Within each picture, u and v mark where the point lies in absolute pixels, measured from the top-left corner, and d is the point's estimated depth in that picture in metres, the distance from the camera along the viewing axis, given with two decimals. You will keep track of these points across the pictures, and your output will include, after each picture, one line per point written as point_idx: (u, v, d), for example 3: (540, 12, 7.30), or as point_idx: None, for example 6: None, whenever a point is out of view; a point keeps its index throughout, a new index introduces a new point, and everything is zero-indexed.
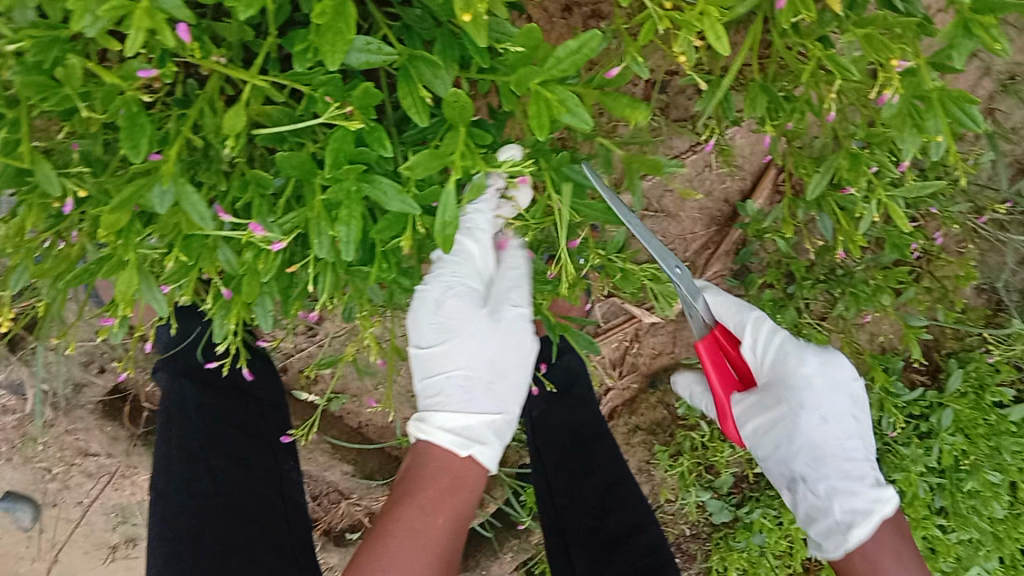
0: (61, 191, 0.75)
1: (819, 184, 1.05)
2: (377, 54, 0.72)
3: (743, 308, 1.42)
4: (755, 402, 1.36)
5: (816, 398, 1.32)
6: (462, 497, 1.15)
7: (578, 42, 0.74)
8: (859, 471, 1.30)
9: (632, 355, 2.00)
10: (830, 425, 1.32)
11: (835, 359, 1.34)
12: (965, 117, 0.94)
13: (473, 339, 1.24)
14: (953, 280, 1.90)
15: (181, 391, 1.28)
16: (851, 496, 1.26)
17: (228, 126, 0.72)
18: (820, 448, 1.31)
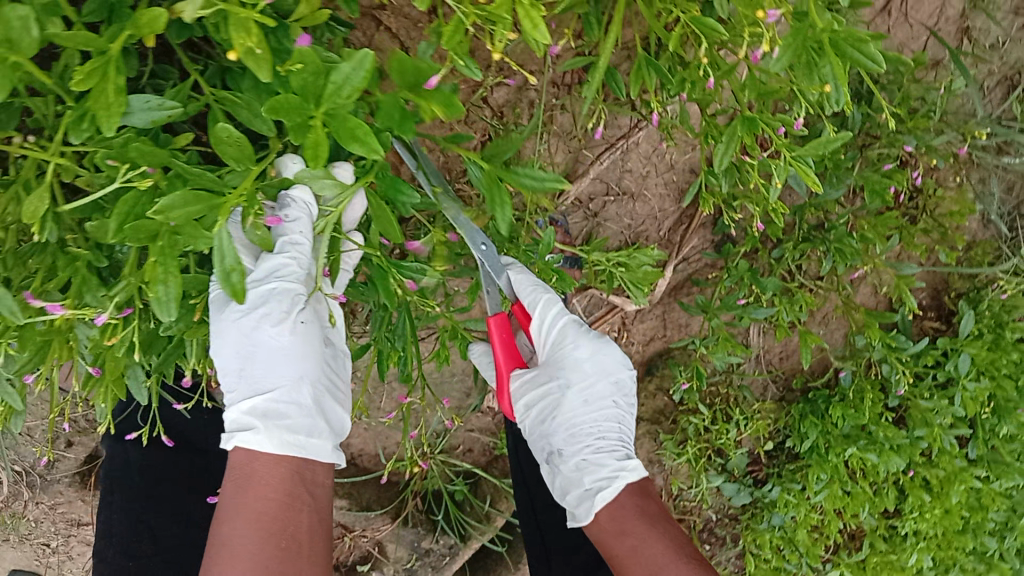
0: None
1: (725, 155, 0.97)
2: (162, 111, 0.70)
3: (540, 287, 1.12)
4: (537, 377, 1.16)
5: (584, 378, 1.16)
6: (261, 493, 0.88)
7: (352, 64, 0.70)
8: (604, 466, 1.14)
9: (622, 346, 1.91)
10: (590, 408, 1.17)
11: (608, 346, 1.18)
12: (859, 60, 0.86)
13: (255, 373, 0.97)
14: (950, 218, 1.78)
15: (124, 453, 1.24)
16: (588, 478, 1.14)
17: (28, 211, 0.69)
18: (575, 431, 1.16)
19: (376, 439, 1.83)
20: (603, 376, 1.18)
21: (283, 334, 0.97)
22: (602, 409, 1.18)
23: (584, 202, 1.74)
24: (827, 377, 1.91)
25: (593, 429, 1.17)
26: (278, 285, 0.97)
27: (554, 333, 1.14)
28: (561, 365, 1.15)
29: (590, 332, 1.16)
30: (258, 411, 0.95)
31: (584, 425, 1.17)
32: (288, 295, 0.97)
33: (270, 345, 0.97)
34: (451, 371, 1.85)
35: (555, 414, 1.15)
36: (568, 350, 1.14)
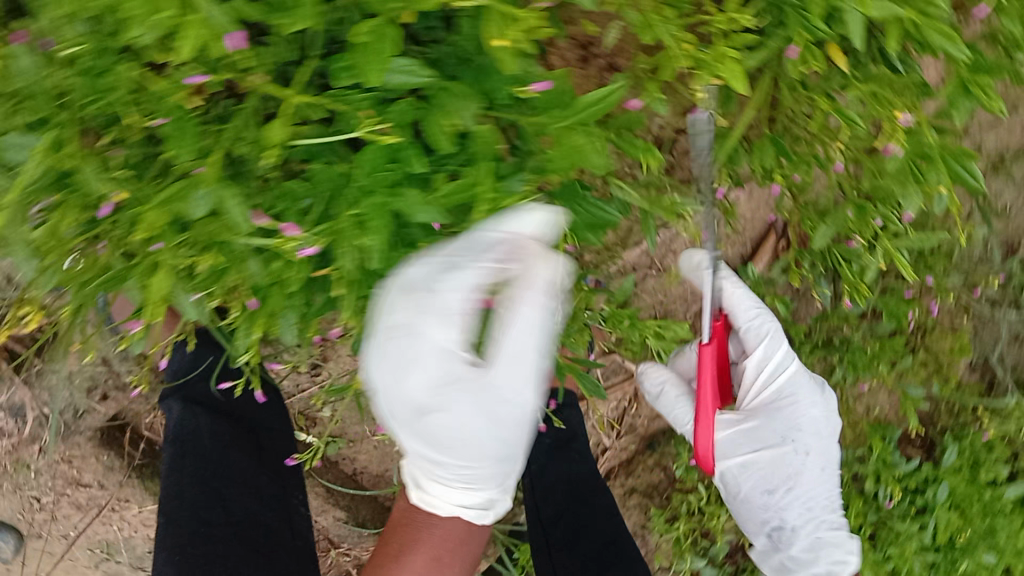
0: (99, 191, 0.77)
1: (826, 235, 1.14)
2: (414, 75, 0.75)
3: (772, 333, 1.37)
4: (738, 437, 1.38)
5: (821, 445, 1.38)
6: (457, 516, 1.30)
7: (602, 91, 0.80)
8: (835, 527, 1.43)
9: (630, 416, 1.98)
10: (821, 478, 1.39)
11: (827, 400, 1.40)
12: (966, 174, 0.99)
13: (483, 402, 1.00)
14: (948, 354, 1.93)
15: (195, 424, 1.39)
16: (838, 546, 1.42)
17: (268, 142, 0.75)
18: (812, 506, 1.40)
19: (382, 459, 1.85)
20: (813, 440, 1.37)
21: (505, 359, 0.99)
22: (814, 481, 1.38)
23: (627, 271, 1.84)
24: None
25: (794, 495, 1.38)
26: (452, 303, 0.97)
27: (784, 381, 1.38)
28: (800, 426, 1.36)
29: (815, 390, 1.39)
30: (451, 463, 1.05)
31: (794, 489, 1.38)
32: (520, 313, 0.98)
33: (498, 380, 1.00)
34: None
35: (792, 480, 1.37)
36: (798, 406, 1.37)
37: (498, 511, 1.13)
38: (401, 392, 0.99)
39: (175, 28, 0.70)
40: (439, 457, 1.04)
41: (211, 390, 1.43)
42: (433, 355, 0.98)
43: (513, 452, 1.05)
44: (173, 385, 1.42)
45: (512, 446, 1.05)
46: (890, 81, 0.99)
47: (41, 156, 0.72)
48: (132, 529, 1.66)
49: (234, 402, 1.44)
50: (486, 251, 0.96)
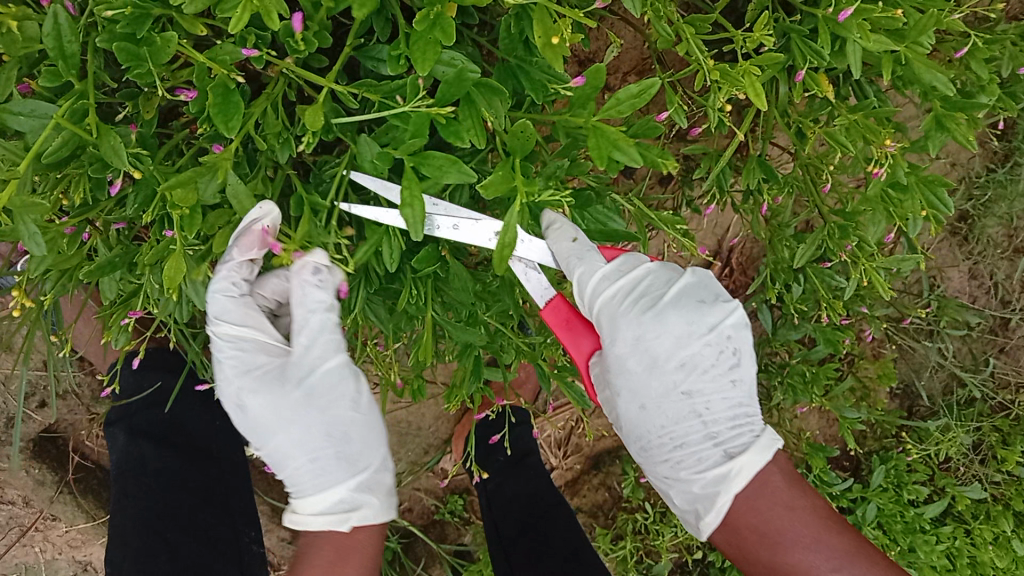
0: (124, 165, 0.70)
1: (806, 254, 1.17)
2: (462, 70, 0.76)
3: (581, 252, 0.95)
4: (599, 381, 0.99)
5: (635, 381, 0.96)
6: (354, 564, 0.95)
7: (639, 86, 0.77)
8: (704, 454, 0.96)
9: (577, 436, 1.99)
10: (656, 410, 0.96)
11: (661, 315, 0.95)
12: (938, 201, 1.05)
13: (287, 396, 0.96)
14: (876, 380, 2.04)
15: (140, 454, 1.23)
16: (696, 480, 0.96)
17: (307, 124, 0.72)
18: (662, 430, 0.97)
19: None
20: (655, 366, 0.95)
21: (312, 348, 0.97)
22: (665, 410, 0.96)
23: None
24: None
25: (665, 439, 0.97)
26: (310, 317, 0.95)
27: (597, 306, 0.96)
28: (605, 367, 0.98)
29: (631, 312, 0.95)
30: (275, 454, 0.97)
31: (653, 436, 0.97)
32: (313, 312, 0.95)
33: (307, 363, 0.97)
34: (415, 424, 1.85)
35: (618, 423, 1.00)
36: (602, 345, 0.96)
37: (366, 514, 0.97)
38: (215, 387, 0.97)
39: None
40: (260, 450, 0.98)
41: (159, 415, 1.26)
42: (242, 355, 0.96)
43: (353, 440, 0.99)
44: (117, 410, 1.26)
45: (350, 432, 0.99)
46: (875, 110, 1.05)
47: (64, 124, 0.67)
48: (57, 550, 1.53)
49: (182, 432, 1.27)
50: (303, 272, 0.92)
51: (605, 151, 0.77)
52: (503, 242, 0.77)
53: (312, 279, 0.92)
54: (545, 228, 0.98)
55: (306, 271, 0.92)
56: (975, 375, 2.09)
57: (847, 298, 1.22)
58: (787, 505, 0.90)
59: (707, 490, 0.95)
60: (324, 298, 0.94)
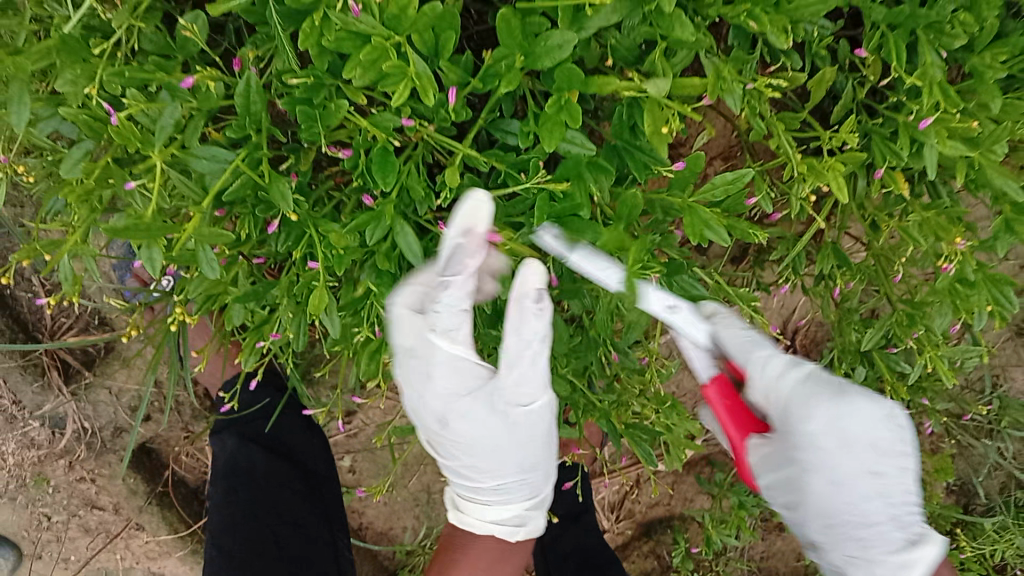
0: (289, 208, 0.82)
1: (873, 339, 1.23)
2: (581, 148, 0.86)
3: (753, 340, 1.07)
4: (768, 458, 1.09)
5: (820, 461, 1.05)
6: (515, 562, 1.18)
7: (734, 175, 0.88)
8: (891, 535, 1.08)
9: (631, 501, 2.03)
10: (843, 490, 1.06)
11: (852, 403, 1.05)
12: (1004, 299, 1.10)
13: (490, 422, 1.11)
14: (932, 473, 2.03)
15: (248, 459, 1.40)
16: (887, 560, 1.09)
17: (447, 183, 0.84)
18: (829, 512, 1.08)
19: (390, 517, 1.81)
20: (847, 445, 1.04)
21: (524, 379, 1.07)
22: (855, 490, 1.06)
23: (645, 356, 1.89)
24: None
25: (857, 520, 1.08)
26: (524, 347, 1.04)
27: (782, 393, 1.07)
28: (792, 446, 1.06)
29: (823, 398, 1.06)
30: (474, 466, 1.16)
31: (842, 514, 1.07)
32: (528, 344, 1.04)
33: (515, 398, 1.10)
34: None
35: (801, 499, 1.09)
36: (795, 428, 1.05)
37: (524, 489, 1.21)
38: (421, 398, 1.10)
39: (391, 75, 0.79)
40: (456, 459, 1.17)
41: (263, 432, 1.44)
42: (457, 368, 1.07)
43: (536, 460, 1.18)
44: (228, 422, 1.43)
45: (534, 451, 1.17)
46: (948, 209, 1.12)
47: (245, 171, 0.80)
48: (136, 559, 1.63)
49: (283, 446, 1.44)
50: (526, 298, 1.00)
51: (697, 228, 0.87)
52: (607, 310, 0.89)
53: (531, 306, 1.00)
54: (710, 317, 1.11)
55: (528, 298, 0.99)
56: None
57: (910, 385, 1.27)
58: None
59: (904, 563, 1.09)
60: (539, 329, 1.03)
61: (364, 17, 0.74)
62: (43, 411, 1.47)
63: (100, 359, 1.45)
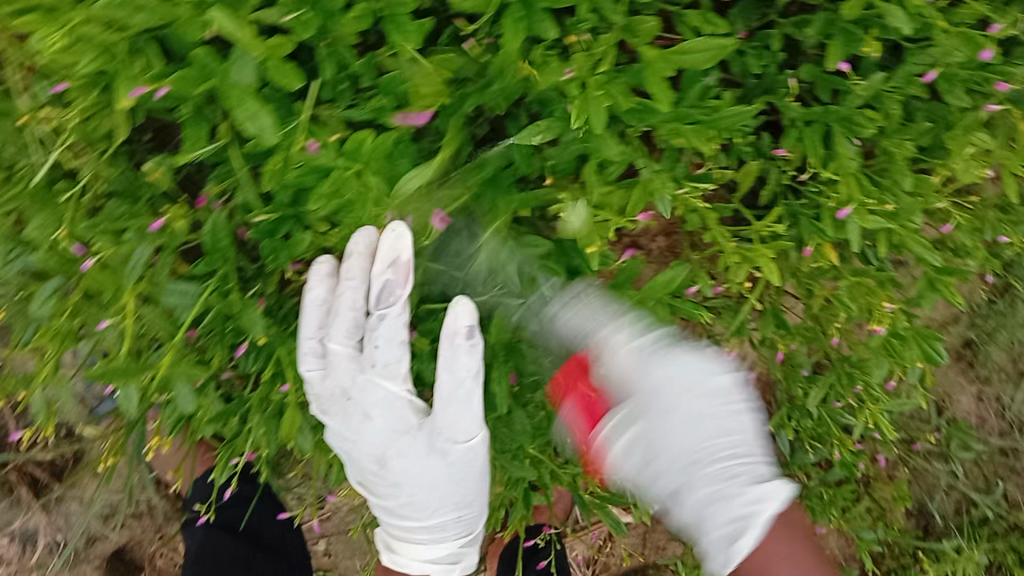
0: (261, 335, 0.88)
1: (818, 396, 1.30)
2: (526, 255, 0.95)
3: (605, 314, 1.05)
4: (621, 426, 1.09)
5: (676, 398, 1.06)
6: None
7: (668, 275, 0.97)
8: (738, 471, 1.05)
9: (605, 554, 2.08)
10: (696, 428, 1.06)
11: (681, 354, 1.08)
12: (934, 352, 1.18)
13: (427, 460, 1.00)
14: (891, 501, 2.08)
15: (219, 547, 1.39)
16: (740, 495, 1.03)
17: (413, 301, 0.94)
18: (690, 460, 1.05)
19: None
20: (691, 390, 1.07)
21: (458, 420, 0.97)
22: (720, 430, 1.07)
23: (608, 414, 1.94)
24: None
25: (720, 456, 1.05)
26: (456, 385, 0.95)
27: (626, 359, 1.07)
28: (647, 395, 1.07)
29: (679, 350, 1.09)
30: (407, 509, 1.04)
31: (693, 449, 1.05)
32: (461, 383, 0.95)
33: (451, 437, 0.98)
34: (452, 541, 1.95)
35: (655, 451, 1.07)
36: (642, 375, 1.07)
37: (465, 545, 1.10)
38: (348, 431, 0.98)
39: (345, 205, 0.84)
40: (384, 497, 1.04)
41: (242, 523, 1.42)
42: (385, 403, 0.98)
43: (470, 505, 1.07)
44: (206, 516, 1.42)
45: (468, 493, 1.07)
46: (877, 273, 1.20)
47: (218, 304, 0.86)
48: None
49: (263, 535, 1.43)
50: (457, 336, 0.94)
51: None
52: None
53: (467, 345, 0.94)
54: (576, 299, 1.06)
55: (460, 338, 0.94)
56: (986, 496, 2.13)
57: (856, 437, 1.34)
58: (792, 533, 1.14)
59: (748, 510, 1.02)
60: (472, 365, 0.95)
61: (325, 154, 0.80)
62: (15, 525, 1.46)
63: (69, 470, 1.42)
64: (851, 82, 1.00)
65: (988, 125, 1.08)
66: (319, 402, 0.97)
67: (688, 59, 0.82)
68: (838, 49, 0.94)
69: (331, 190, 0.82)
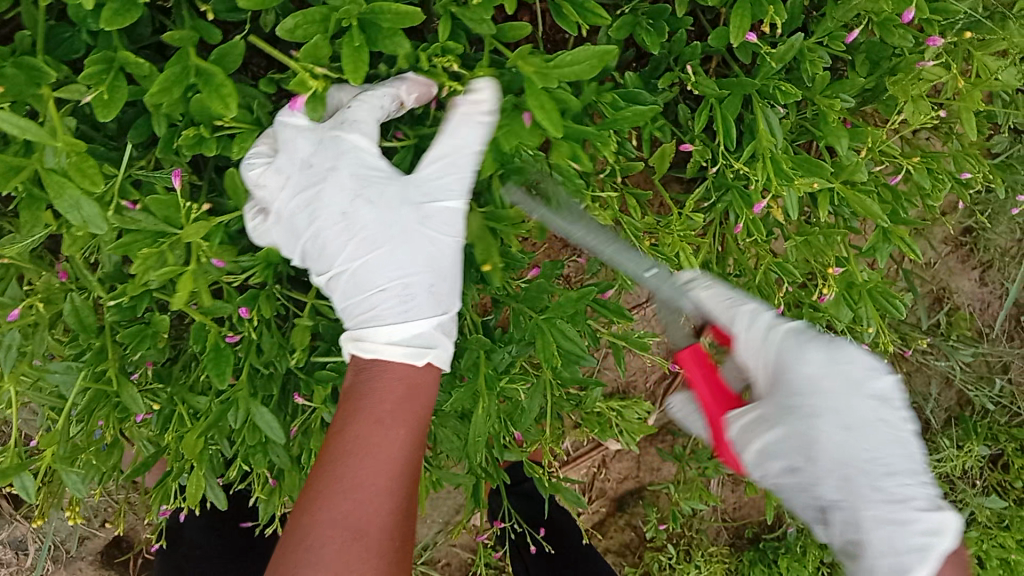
0: (142, 409, 0.84)
1: None
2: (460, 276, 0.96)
3: (727, 296, 0.92)
4: (757, 423, 0.86)
5: (834, 400, 0.85)
6: (420, 408, 0.82)
7: (578, 293, 0.95)
8: (912, 491, 0.82)
9: (600, 481, 1.94)
10: (857, 440, 0.83)
11: (844, 346, 0.88)
12: (890, 309, 1.10)
13: (400, 220, 0.86)
14: None
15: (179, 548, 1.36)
16: (913, 522, 0.80)
17: (299, 343, 0.91)
18: (848, 472, 0.83)
19: None
20: (853, 389, 0.85)
21: (449, 167, 0.87)
22: (877, 438, 0.84)
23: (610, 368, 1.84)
24: (778, 531, 1.97)
25: (875, 466, 0.83)
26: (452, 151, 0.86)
27: (773, 354, 0.89)
28: (795, 391, 0.86)
29: (813, 338, 0.89)
30: (383, 301, 0.86)
31: (859, 462, 0.83)
32: (457, 152, 0.86)
33: (435, 191, 0.87)
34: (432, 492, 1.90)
35: (808, 455, 0.84)
36: (790, 364, 0.86)
37: (443, 354, 0.85)
38: (315, 195, 0.85)
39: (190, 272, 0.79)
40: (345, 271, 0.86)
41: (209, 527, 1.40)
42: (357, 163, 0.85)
43: (447, 276, 0.88)
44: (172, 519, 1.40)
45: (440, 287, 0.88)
46: (821, 228, 1.10)
47: (88, 387, 0.82)
48: None
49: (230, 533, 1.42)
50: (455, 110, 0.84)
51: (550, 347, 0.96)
52: (476, 436, 0.96)
53: (479, 120, 0.84)
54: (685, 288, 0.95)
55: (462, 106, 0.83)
56: (983, 388, 1.87)
57: None
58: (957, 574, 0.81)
59: (922, 541, 0.79)
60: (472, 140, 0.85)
61: (144, 219, 0.77)
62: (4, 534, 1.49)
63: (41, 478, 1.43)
64: (763, 51, 0.90)
65: (931, 73, 0.96)
66: (262, 170, 0.85)
67: (567, 71, 0.77)
68: (742, 19, 0.83)
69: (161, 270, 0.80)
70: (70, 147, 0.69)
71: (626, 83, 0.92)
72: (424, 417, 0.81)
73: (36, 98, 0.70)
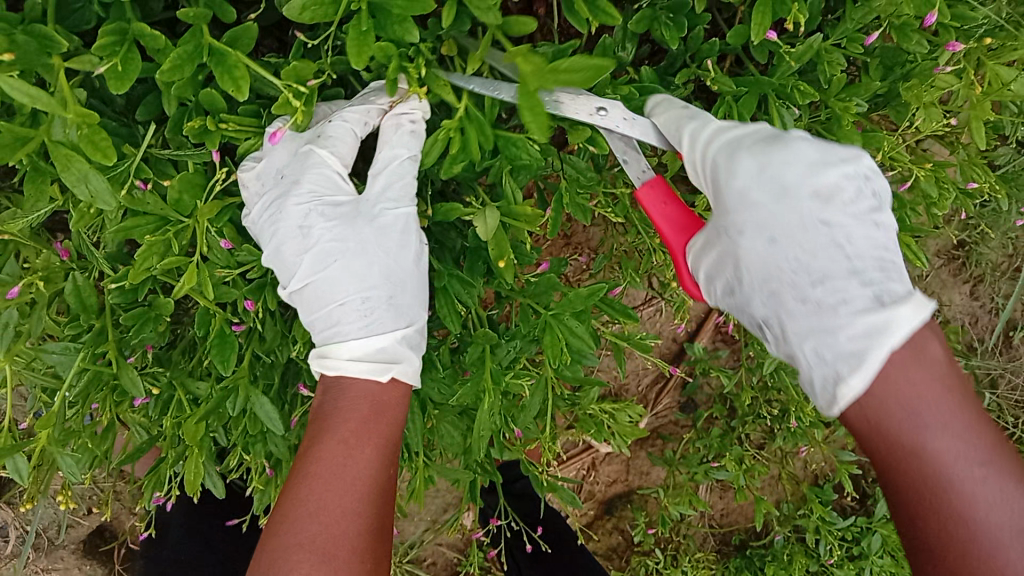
0: (141, 393, 0.82)
1: None
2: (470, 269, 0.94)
3: (685, 115, 0.84)
4: (705, 247, 0.81)
5: (761, 210, 0.76)
6: (388, 425, 0.82)
7: (588, 290, 0.94)
8: (849, 295, 0.73)
9: (589, 483, 1.93)
10: (784, 247, 0.75)
11: (788, 144, 0.77)
12: None
13: (359, 231, 0.86)
14: None
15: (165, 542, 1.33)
16: (842, 329, 0.71)
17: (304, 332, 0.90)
18: (776, 284, 0.76)
19: None
20: (785, 194, 0.76)
21: (400, 178, 0.86)
22: (810, 242, 0.75)
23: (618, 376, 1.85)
24: (765, 539, 1.95)
25: (808, 275, 0.74)
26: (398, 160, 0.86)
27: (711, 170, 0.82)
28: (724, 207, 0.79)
29: (754, 143, 0.79)
30: (339, 316, 0.86)
31: (784, 273, 0.75)
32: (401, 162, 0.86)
33: (387, 201, 0.86)
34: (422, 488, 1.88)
35: (740, 273, 0.78)
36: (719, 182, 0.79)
37: (405, 368, 0.85)
38: (274, 209, 0.85)
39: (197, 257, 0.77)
40: (302, 287, 0.86)
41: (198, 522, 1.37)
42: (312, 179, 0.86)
43: (408, 286, 0.87)
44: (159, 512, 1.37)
45: (400, 299, 0.87)
46: None
47: (86, 368, 0.80)
48: None
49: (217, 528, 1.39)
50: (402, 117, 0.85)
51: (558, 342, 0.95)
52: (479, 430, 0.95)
53: (410, 129, 0.85)
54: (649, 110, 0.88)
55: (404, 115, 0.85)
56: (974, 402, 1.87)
57: None
58: (944, 385, 0.68)
59: (857, 350, 0.70)
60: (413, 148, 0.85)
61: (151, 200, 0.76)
62: None
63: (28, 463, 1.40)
64: (781, 50, 0.89)
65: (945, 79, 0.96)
66: (245, 178, 0.85)
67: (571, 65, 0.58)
68: (764, 15, 0.82)
69: (165, 258, 0.79)
70: (80, 120, 0.67)
71: (643, 78, 0.91)
72: (392, 434, 0.82)
73: (46, 67, 0.69)
